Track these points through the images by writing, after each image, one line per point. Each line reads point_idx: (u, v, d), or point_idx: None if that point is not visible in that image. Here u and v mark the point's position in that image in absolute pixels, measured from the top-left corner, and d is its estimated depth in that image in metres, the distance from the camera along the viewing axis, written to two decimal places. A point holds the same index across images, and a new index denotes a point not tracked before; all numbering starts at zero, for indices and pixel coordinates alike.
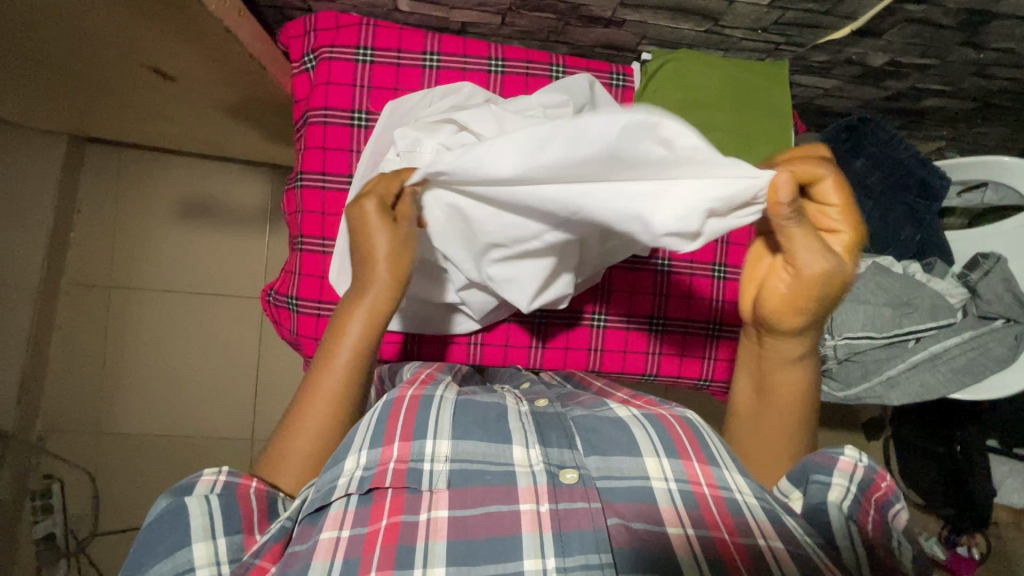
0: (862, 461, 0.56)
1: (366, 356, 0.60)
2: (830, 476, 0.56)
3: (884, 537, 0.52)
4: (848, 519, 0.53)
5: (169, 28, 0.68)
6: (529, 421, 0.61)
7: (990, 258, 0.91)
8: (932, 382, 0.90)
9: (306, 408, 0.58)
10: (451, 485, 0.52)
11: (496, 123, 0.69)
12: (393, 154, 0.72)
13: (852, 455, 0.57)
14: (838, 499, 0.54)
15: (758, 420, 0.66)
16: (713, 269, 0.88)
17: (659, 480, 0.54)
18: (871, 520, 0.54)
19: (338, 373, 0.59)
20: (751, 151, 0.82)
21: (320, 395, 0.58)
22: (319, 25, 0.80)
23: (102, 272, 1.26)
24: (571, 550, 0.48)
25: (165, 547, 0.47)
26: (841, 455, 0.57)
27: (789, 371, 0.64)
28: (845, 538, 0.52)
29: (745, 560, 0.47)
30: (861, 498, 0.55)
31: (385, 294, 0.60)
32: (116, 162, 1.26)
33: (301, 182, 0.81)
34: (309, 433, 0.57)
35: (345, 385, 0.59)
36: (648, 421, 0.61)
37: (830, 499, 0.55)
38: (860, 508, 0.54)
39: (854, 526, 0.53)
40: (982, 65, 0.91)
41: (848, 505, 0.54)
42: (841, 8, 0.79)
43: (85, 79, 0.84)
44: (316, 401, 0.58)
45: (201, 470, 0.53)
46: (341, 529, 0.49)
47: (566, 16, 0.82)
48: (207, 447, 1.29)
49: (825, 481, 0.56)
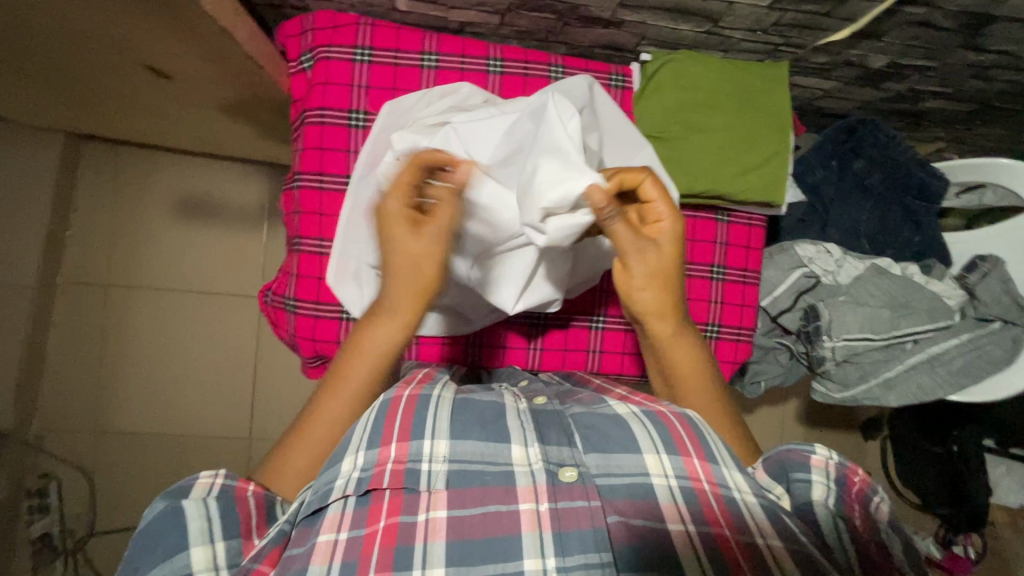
0: (833, 457, 0.57)
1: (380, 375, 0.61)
2: (810, 474, 0.56)
3: (873, 532, 0.54)
4: (836, 517, 0.54)
5: (163, 27, 0.67)
6: (527, 420, 0.59)
7: (988, 260, 0.91)
8: (928, 384, 0.91)
9: (319, 413, 0.60)
10: (450, 485, 0.52)
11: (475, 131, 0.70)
12: (389, 156, 0.73)
13: (822, 453, 0.58)
14: (823, 497, 0.55)
15: (669, 401, 0.71)
16: (712, 270, 0.88)
17: (659, 477, 0.53)
18: (858, 517, 0.55)
19: (350, 390, 0.60)
20: (749, 153, 0.82)
21: (336, 402, 0.60)
22: (316, 24, 0.79)
23: (98, 270, 1.25)
24: (570, 549, 0.49)
25: (162, 551, 0.48)
26: (812, 454, 0.58)
27: (678, 347, 0.69)
28: (837, 539, 0.52)
29: (744, 556, 0.48)
30: (843, 496, 0.55)
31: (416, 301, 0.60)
32: (112, 159, 1.25)
33: (298, 183, 0.81)
34: (313, 439, 0.59)
35: (354, 401, 0.60)
36: (647, 418, 0.59)
37: (815, 498, 0.55)
38: (845, 506, 0.55)
39: (841, 523, 0.54)
40: (981, 68, 0.91)
41: (833, 502, 0.55)
42: (841, 10, 0.79)
43: (79, 77, 0.83)
44: (328, 413, 0.60)
45: (198, 473, 0.53)
46: (339, 532, 0.49)
47: (565, 16, 0.81)
48: (203, 446, 1.28)
49: (807, 481, 0.56)
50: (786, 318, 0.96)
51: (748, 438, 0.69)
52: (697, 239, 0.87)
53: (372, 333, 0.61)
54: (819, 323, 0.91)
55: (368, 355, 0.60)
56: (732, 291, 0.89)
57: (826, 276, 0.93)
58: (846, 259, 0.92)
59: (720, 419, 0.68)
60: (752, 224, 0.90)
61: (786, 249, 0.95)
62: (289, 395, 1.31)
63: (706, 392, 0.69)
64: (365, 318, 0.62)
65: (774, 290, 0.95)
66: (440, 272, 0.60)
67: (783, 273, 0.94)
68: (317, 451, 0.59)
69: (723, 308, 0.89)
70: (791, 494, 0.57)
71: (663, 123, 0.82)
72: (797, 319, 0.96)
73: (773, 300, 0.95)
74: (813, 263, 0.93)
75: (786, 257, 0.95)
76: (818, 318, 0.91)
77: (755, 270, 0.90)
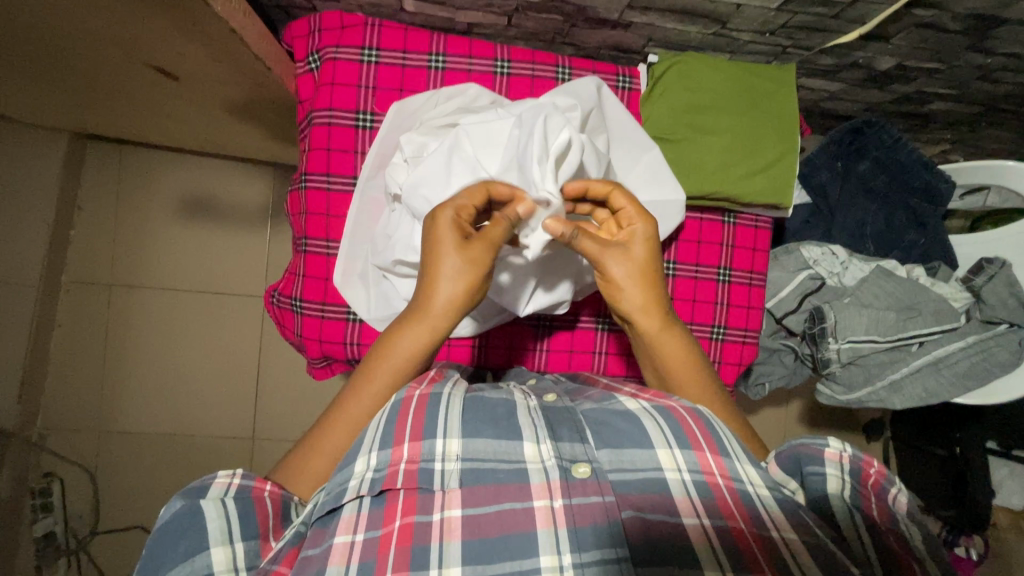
0: (847, 450, 0.57)
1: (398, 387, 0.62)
2: (823, 467, 0.57)
3: (892, 522, 0.53)
4: (852, 508, 0.54)
5: (172, 27, 0.67)
6: (539, 417, 0.59)
7: (995, 263, 0.89)
8: (935, 386, 0.91)
9: (342, 411, 0.61)
10: (463, 483, 0.52)
11: (479, 140, 0.69)
12: (400, 159, 0.75)
13: (836, 446, 0.58)
14: (838, 489, 0.56)
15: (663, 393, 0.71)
16: (718, 272, 0.88)
17: (672, 472, 0.53)
18: (876, 507, 0.54)
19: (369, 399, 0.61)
20: (757, 155, 0.82)
21: (355, 404, 0.61)
22: (324, 25, 0.79)
23: (101, 269, 1.25)
24: (586, 544, 0.48)
25: (182, 550, 0.47)
26: (826, 447, 0.58)
27: (666, 343, 0.68)
28: (853, 530, 0.52)
29: (762, 549, 0.47)
30: (860, 487, 0.56)
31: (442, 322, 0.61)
32: (116, 159, 1.25)
33: (305, 184, 0.81)
34: (330, 446, 0.59)
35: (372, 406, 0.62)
36: (659, 413, 0.59)
37: (830, 490, 0.56)
38: (861, 496, 0.55)
39: (858, 513, 0.53)
40: (988, 70, 0.91)
41: (849, 494, 0.55)
42: (850, 12, 0.79)
43: (87, 76, 0.83)
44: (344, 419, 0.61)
45: (216, 473, 0.54)
46: (355, 533, 0.49)
47: (573, 17, 0.81)
48: (207, 445, 1.28)
49: (822, 474, 0.57)
50: (792, 319, 0.96)
51: (754, 434, 0.69)
52: (704, 241, 0.87)
53: (397, 342, 0.61)
54: (824, 325, 0.90)
55: (388, 366, 0.61)
56: (738, 293, 0.89)
57: (831, 278, 0.94)
58: (851, 261, 0.94)
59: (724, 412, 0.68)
60: (758, 225, 0.90)
61: (793, 251, 0.96)
62: (293, 394, 1.30)
63: (709, 389, 0.69)
64: (392, 327, 0.63)
65: (779, 291, 0.95)
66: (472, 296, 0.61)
67: (789, 274, 0.95)
68: (332, 452, 0.59)
69: (730, 311, 0.89)
70: (806, 488, 0.58)
71: (670, 125, 0.83)
72: (802, 320, 0.96)
73: (778, 302, 0.96)
74: (818, 264, 0.94)
75: (791, 258, 0.96)
76: (823, 321, 0.91)
77: (761, 272, 0.90)
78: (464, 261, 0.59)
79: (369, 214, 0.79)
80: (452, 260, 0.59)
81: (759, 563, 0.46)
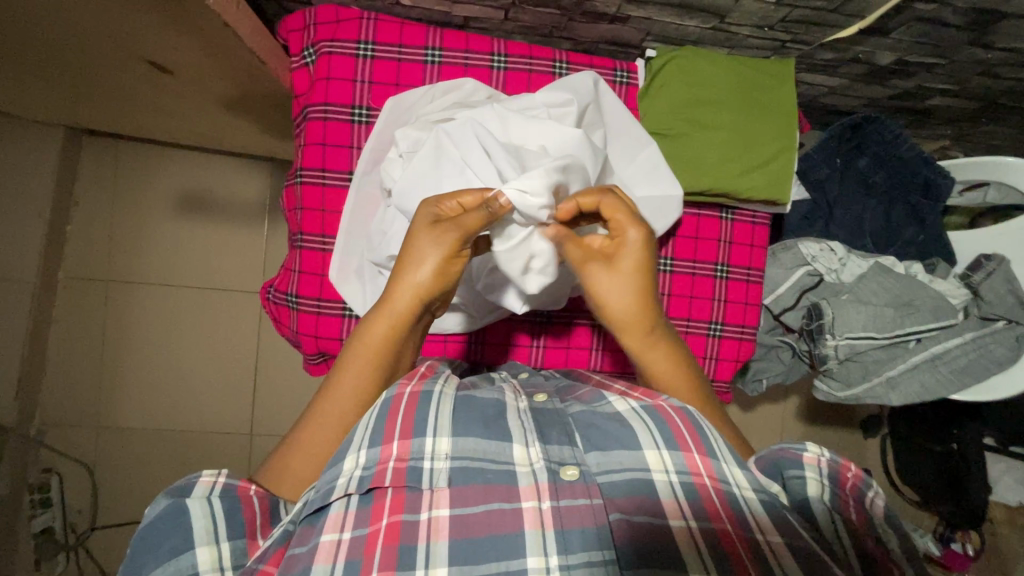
0: (825, 454, 0.57)
1: (375, 382, 0.61)
2: (804, 470, 0.56)
3: (868, 526, 0.53)
4: (833, 511, 0.54)
5: (165, 21, 0.67)
6: (528, 419, 0.58)
7: (993, 259, 0.90)
8: (932, 383, 0.91)
9: (326, 402, 0.60)
10: (452, 483, 0.51)
11: (501, 123, 0.70)
12: (395, 154, 0.75)
13: (813, 451, 0.57)
14: (818, 493, 0.55)
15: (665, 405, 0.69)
16: (715, 268, 0.87)
17: (660, 473, 0.52)
18: (853, 511, 0.54)
19: (341, 397, 0.60)
20: (754, 151, 0.81)
21: (336, 394, 0.60)
22: (320, 19, 0.79)
23: (99, 264, 1.24)
24: (573, 547, 0.48)
25: (167, 549, 0.48)
26: (804, 452, 0.58)
27: (660, 357, 0.67)
28: (833, 529, 0.53)
29: (747, 551, 0.47)
30: (839, 491, 0.55)
31: (410, 315, 0.61)
32: (113, 154, 1.24)
33: (301, 179, 0.80)
34: (308, 459, 0.58)
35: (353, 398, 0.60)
36: (647, 414, 0.58)
37: (811, 494, 0.55)
38: (840, 500, 0.55)
39: (841, 517, 0.53)
40: (988, 65, 0.91)
41: (829, 498, 0.55)
42: (850, 6, 0.78)
43: (79, 70, 0.82)
44: (319, 422, 0.59)
45: (200, 472, 0.53)
46: (342, 532, 0.48)
47: (570, 12, 0.81)
48: (205, 441, 1.28)
49: (802, 477, 0.56)
50: (789, 316, 0.95)
51: (741, 437, 0.68)
52: (701, 237, 0.87)
53: (373, 331, 0.61)
54: (822, 321, 0.90)
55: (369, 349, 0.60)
56: (736, 289, 0.88)
57: (830, 274, 0.94)
58: (849, 257, 0.94)
59: (714, 416, 0.67)
60: (756, 221, 0.89)
61: (790, 247, 0.95)
62: (290, 390, 1.30)
63: (700, 393, 0.67)
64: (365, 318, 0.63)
65: (776, 288, 0.95)
66: (444, 282, 0.60)
67: (787, 271, 0.94)
68: (349, 390, 0.60)
69: (727, 307, 0.88)
70: (787, 491, 0.57)
71: (667, 120, 0.82)
72: (799, 317, 0.95)
73: (776, 299, 0.95)
74: (817, 260, 0.93)
75: (790, 255, 0.95)
76: (821, 317, 0.90)
77: (759, 268, 0.90)
78: (439, 250, 0.58)
79: (364, 210, 0.79)
80: (426, 243, 0.59)
81: (743, 564, 0.46)
